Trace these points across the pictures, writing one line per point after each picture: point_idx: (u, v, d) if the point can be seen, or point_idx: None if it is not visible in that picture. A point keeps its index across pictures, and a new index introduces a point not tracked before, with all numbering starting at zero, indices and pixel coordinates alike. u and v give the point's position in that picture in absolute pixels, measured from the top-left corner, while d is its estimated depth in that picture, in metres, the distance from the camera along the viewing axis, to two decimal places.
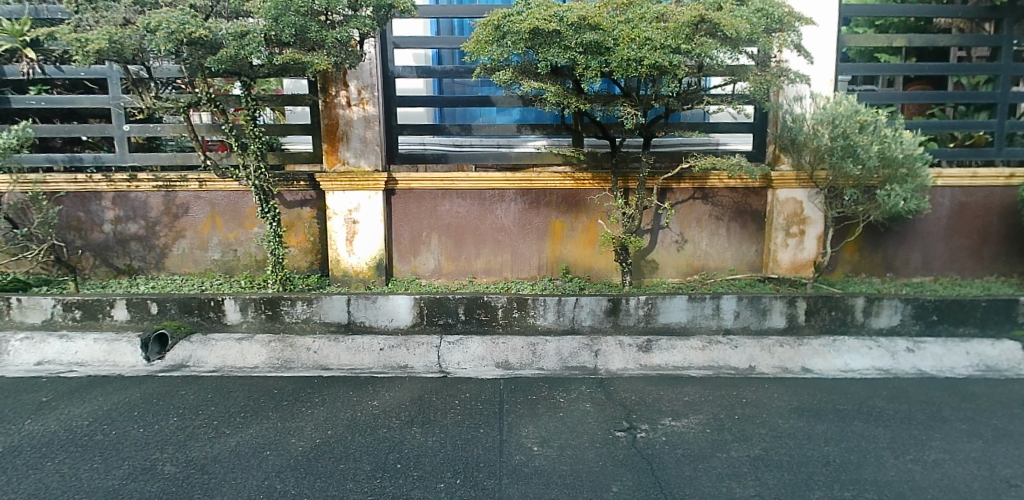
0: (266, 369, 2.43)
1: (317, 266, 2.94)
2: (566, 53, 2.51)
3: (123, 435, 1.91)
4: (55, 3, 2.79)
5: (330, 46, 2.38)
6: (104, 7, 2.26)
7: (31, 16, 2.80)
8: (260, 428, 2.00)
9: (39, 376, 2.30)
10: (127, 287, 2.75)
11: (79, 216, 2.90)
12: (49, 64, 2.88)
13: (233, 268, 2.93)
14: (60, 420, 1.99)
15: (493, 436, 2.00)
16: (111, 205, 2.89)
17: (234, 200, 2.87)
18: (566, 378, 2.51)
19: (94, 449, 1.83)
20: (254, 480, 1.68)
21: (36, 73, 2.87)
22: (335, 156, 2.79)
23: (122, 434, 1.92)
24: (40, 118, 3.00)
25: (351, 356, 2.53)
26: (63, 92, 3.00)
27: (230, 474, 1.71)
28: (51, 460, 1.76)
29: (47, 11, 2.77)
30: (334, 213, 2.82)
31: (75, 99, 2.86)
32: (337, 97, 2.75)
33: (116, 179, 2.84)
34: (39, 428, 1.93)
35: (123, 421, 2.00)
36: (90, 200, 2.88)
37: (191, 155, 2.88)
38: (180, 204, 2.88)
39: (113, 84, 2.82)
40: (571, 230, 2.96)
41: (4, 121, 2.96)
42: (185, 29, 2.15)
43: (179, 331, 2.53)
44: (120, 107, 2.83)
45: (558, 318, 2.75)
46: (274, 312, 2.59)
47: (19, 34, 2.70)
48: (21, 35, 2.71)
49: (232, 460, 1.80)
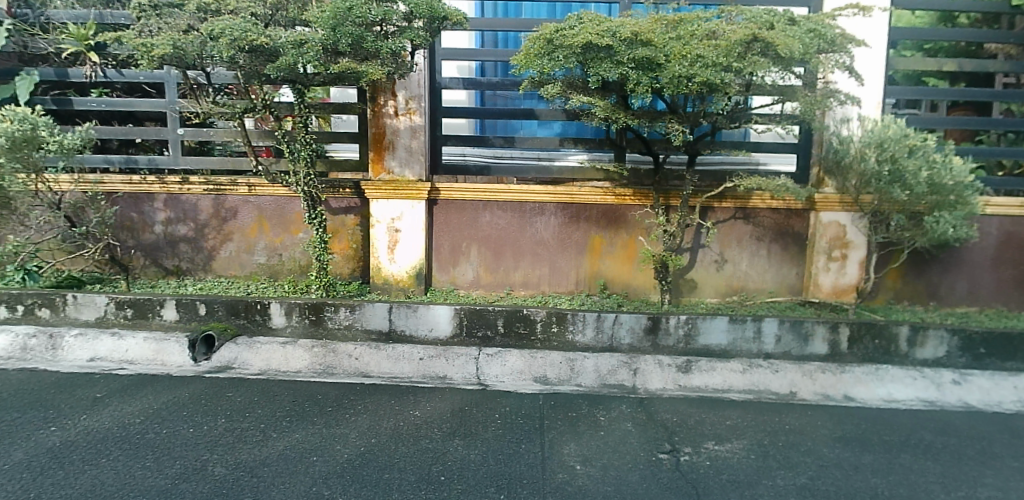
0: (309, 374, 2.44)
1: (358, 273, 2.96)
2: (617, 68, 2.52)
3: (173, 435, 1.93)
4: (120, 9, 2.93)
5: (384, 56, 2.41)
6: (168, 14, 2.34)
7: (96, 22, 2.93)
8: (306, 433, 2.00)
9: (93, 371, 2.35)
10: (176, 287, 2.80)
11: (133, 217, 2.96)
12: (111, 68, 2.97)
13: (277, 272, 2.96)
14: (114, 417, 2.02)
15: (536, 452, 1.97)
16: (162, 207, 2.95)
17: (281, 205, 2.90)
18: (605, 395, 2.47)
19: (145, 447, 1.84)
20: (301, 485, 1.68)
21: (98, 76, 2.96)
22: (381, 164, 2.81)
23: (172, 433, 1.93)
24: (100, 120, 3.09)
25: (391, 364, 2.52)
26: (122, 95, 3.07)
27: (278, 478, 1.70)
28: (106, 457, 1.77)
29: (112, 16, 2.91)
30: (377, 221, 2.83)
31: (133, 103, 2.93)
32: (385, 106, 2.78)
33: (170, 182, 2.90)
34: (94, 424, 1.96)
35: (173, 421, 2.01)
36: (144, 201, 2.94)
37: (241, 160, 2.93)
38: (229, 208, 2.93)
39: (170, 88, 2.89)
40: (611, 245, 2.92)
41: (67, 122, 3.07)
42: (247, 37, 2.20)
43: (226, 332, 2.56)
44: (176, 111, 2.90)
45: (597, 334, 2.72)
46: (317, 318, 2.60)
47: (85, 38, 2.85)
48: (85, 40, 2.85)
49: (279, 464, 1.80)
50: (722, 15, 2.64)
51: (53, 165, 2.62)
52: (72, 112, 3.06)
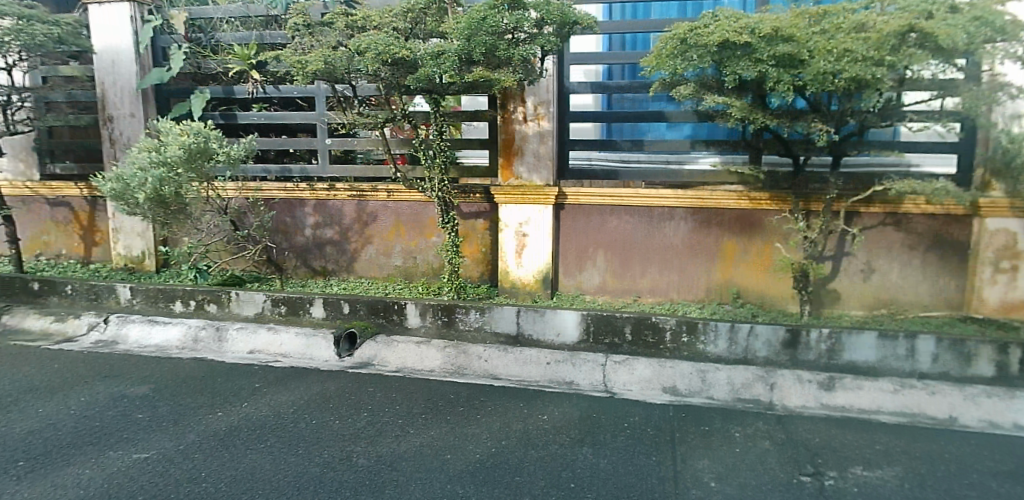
0: (441, 373, 2.52)
1: (488, 276, 3.03)
2: (756, 66, 2.38)
3: (322, 425, 2.06)
4: (276, 30, 3.20)
5: (515, 64, 2.43)
6: (320, 32, 2.53)
7: (257, 42, 3.23)
8: (440, 431, 2.06)
9: (254, 364, 2.55)
10: (324, 287, 3.02)
11: (286, 221, 3.21)
12: (269, 84, 3.23)
13: (412, 273, 3.10)
14: (270, 405, 2.19)
15: (666, 467, 1.89)
16: (312, 212, 3.18)
17: (417, 210, 3.03)
18: (740, 410, 2.34)
19: (298, 435, 1.99)
20: (436, 482, 1.72)
21: (258, 92, 3.24)
22: (510, 170, 2.86)
23: (321, 424, 2.07)
24: (260, 132, 3.39)
25: (519, 367, 2.55)
26: (279, 110, 3.37)
27: (414, 474, 1.76)
28: (264, 443, 1.93)
29: (270, 37, 3.19)
30: (505, 226, 2.89)
31: (290, 116, 3.17)
32: (514, 113, 2.83)
33: (318, 188, 3.12)
34: (254, 411, 2.14)
35: (321, 412, 2.15)
36: (295, 206, 3.19)
37: (381, 168, 3.08)
38: (369, 213, 3.10)
39: (320, 101, 3.11)
40: (745, 252, 2.78)
41: (232, 135, 3.39)
42: (391, 50, 2.31)
43: (367, 331, 2.72)
44: (325, 123, 3.11)
45: (730, 346, 2.60)
46: (449, 319, 2.70)
47: (247, 57, 3.15)
48: (247, 59, 3.16)
49: (416, 459, 1.86)
50: (870, 6, 2.43)
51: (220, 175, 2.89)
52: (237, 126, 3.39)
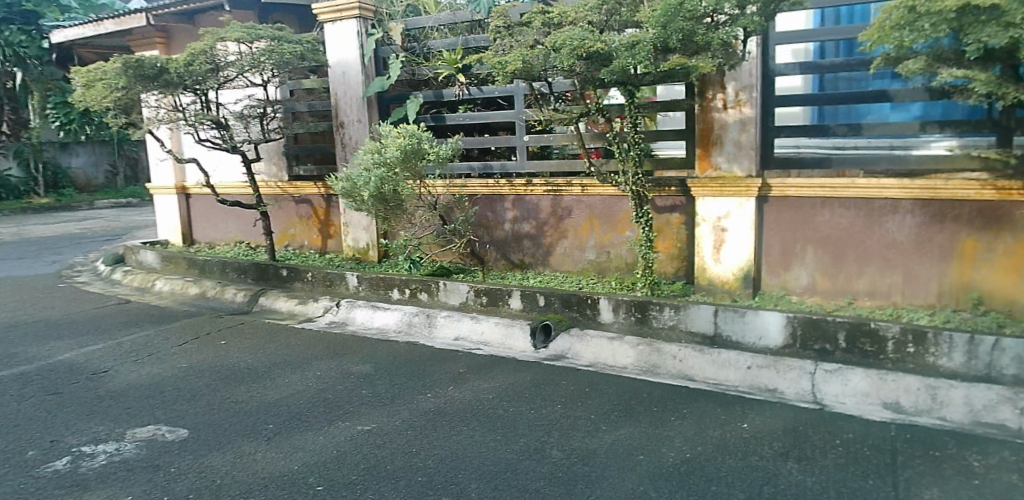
0: (635, 370, 2.55)
1: (683, 273, 3.03)
2: (1006, 32, 1.96)
3: (521, 414, 2.14)
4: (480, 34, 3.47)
5: (713, 47, 2.32)
6: (519, 33, 2.60)
7: (463, 46, 3.53)
8: (634, 430, 2.03)
9: (454, 349, 2.81)
10: (524, 280, 3.18)
11: (488, 216, 3.48)
12: (474, 87, 3.52)
13: (605, 268, 3.15)
14: (474, 390, 2.34)
15: (887, 491, 1.59)
16: (511, 206, 3.39)
17: (610, 205, 3.07)
18: (979, 436, 1.94)
19: (497, 422, 2.09)
20: (629, 483, 1.66)
21: (464, 94, 3.55)
22: (708, 160, 2.83)
23: (519, 412, 2.16)
24: (465, 132, 3.70)
25: (716, 369, 2.49)
26: (480, 109, 3.64)
27: (609, 472, 1.73)
28: (468, 427, 2.04)
29: (474, 41, 3.47)
30: (703, 220, 2.86)
31: (492, 116, 3.39)
32: (713, 100, 2.78)
33: (516, 184, 3.31)
34: (463, 395, 2.30)
35: (520, 402, 2.24)
36: (496, 201, 3.43)
37: (578, 162, 3.15)
38: (564, 207, 3.21)
39: (518, 100, 3.26)
40: (989, 252, 2.38)
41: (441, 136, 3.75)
42: (586, 44, 2.29)
43: (561, 324, 2.84)
44: (523, 121, 3.25)
45: (970, 361, 2.22)
46: (643, 316, 2.76)
47: (454, 62, 3.44)
48: (454, 63, 3.44)
49: (611, 457, 1.84)
50: None
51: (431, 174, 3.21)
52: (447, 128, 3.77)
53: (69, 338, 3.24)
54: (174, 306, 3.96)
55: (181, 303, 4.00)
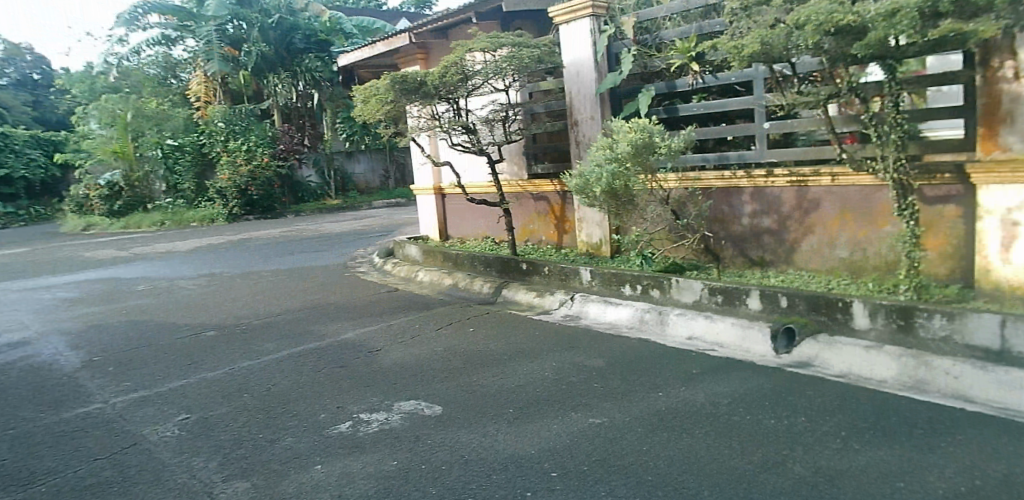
0: (896, 384, 4.73)
1: (959, 276, 5.57)
2: None
3: (802, 425, 4.14)
4: (716, 23, 7.51)
5: (985, 19, 4.02)
6: (756, 14, 5.24)
7: (700, 31, 7.76)
8: (885, 455, 3.51)
9: (691, 349, 6.30)
10: (767, 281, 6.74)
11: (726, 211, 7.65)
12: (710, 76, 7.82)
13: (856, 268, 6.52)
14: (754, 386, 5.06)
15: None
16: (755, 196, 7.32)
17: (866, 196, 6.29)
18: None
19: (781, 437, 3.96)
20: None
21: (696, 81, 7.94)
22: (996, 143, 5.05)
23: (801, 422, 4.19)
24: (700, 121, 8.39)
25: (1002, 391, 4.21)
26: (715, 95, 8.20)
27: None
28: (766, 447, 3.85)
29: (713, 25, 7.50)
30: (993, 213, 5.06)
31: (734, 104, 7.37)
32: (1007, 68, 4.90)
33: (760, 174, 7.14)
34: (759, 390, 4.97)
35: (778, 416, 4.35)
36: (735, 194, 7.50)
37: (823, 152, 6.59)
38: (821, 195, 6.69)
39: (758, 85, 7.10)
40: None
41: (676, 126, 8.51)
42: (834, 16, 4.36)
43: (806, 324, 5.80)
44: (761, 106, 7.12)
45: None
46: (908, 323, 5.06)
47: (686, 49, 7.75)
48: (687, 48, 7.74)
49: (870, 481, 3.23)
50: None
51: (659, 171, 7.32)
52: (675, 119, 8.51)
53: (368, 482, 4.05)
54: (469, 436, 4.77)
55: (466, 434, 4.80)
